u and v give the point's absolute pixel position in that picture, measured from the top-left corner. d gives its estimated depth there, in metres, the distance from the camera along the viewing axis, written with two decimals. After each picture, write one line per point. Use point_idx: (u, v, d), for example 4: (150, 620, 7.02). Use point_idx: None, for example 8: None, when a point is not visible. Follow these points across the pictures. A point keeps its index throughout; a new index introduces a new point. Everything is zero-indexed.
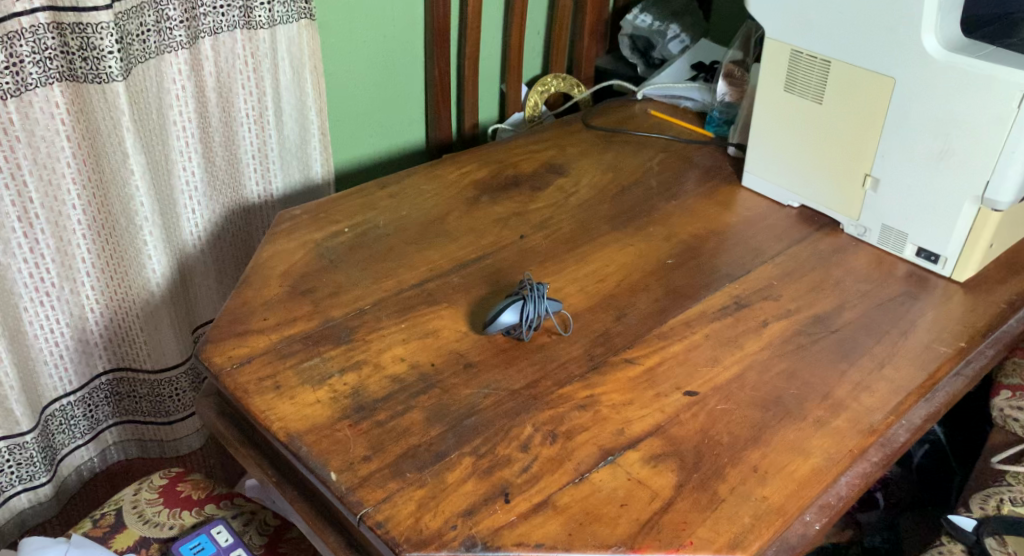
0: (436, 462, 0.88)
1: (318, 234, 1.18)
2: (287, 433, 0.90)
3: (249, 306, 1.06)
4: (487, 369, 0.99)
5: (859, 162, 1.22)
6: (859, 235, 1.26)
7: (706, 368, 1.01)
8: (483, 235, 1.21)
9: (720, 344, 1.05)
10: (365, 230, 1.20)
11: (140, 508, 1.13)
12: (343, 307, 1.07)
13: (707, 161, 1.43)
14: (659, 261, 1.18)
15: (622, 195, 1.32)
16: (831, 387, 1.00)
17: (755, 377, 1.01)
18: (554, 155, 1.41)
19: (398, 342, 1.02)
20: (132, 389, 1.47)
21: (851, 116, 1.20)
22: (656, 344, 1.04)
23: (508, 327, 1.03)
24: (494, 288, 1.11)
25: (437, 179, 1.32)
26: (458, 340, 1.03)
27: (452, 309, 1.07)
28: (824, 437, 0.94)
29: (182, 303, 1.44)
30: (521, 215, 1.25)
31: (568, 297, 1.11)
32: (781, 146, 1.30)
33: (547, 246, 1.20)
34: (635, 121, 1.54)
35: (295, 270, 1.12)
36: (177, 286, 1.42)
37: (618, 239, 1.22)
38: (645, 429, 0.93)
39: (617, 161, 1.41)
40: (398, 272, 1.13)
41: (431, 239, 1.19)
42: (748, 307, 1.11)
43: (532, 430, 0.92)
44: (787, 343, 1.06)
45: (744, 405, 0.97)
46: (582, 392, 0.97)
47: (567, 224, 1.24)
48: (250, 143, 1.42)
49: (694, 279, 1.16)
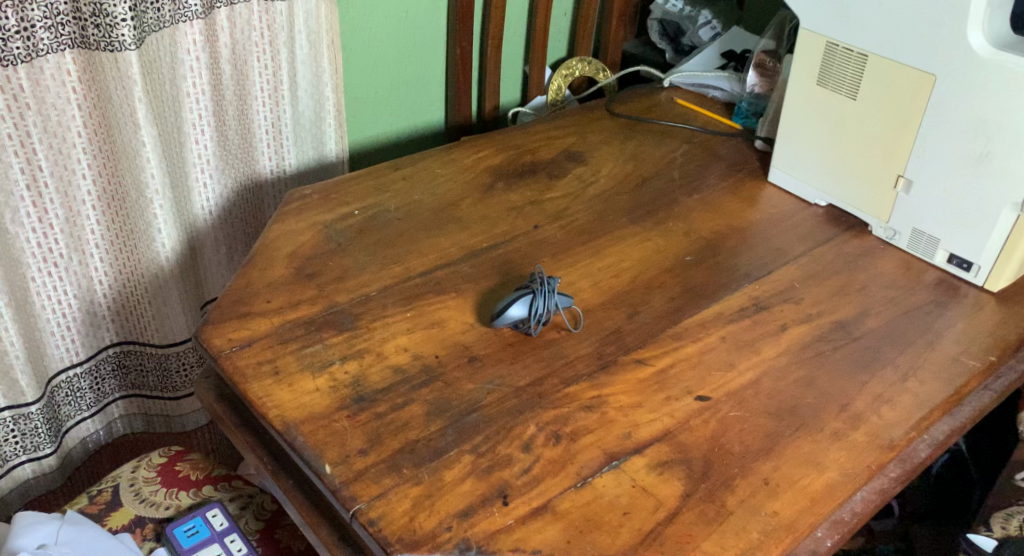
0: (435, 459, 0.85)
1: (328, 215, 1.16)
2: (284, 422, 0.87)
3: (253, 287, 1.03)
4: (492, 364, 0.96)
5: (892, 162, 1.17)
6: (888, 238, 1.21)
7: (719, 374, 0.98)
8: (496, 223, 1.17)
9: (735, 348, 1.02)
10: (376, 213, 1.17)
11: (137, 486, 1.11)
12: (347, 292, 1.04)
13: (732, 155, 1.38)
14: (677, 258, 1.15)
15: (642, 186, 1.28)
16: (850, 398, 0.96)
17: (771, 384, 0.97)
18: (574, 143, 1.37)
19: (403, 331, 0.99)
20: (139, 362, 1.45)
21: (886, 114, 1.15)
22: (669, 345, 1.01)
23: (516, 320, 1.00)
24: (504, 279, 1.08)
25: (453, 163, 1.28)
26: (464, 332, 1.00)
27: (459, 299, 1.04)
28: (841, 450, 0.90)
29: (191, 277, 1.42)
30: (537, 204, 1.22)
31: (580, 291, 1.08)
32: (811, 143, 1.25)
33: (562, 237, 1.16)
34: (661, 110, 1.49)
35: (301, 252, 1.09)
36: (186, 258, 1.40)
37: (635, 232, 1.19)
38: (653, 434, 0.90)
39: (639, 151, 1.36)
40: (407, 259, 1.10)
41: (443, 225, 1.16)
42: (766, 312, 1.08)
43: (535, 429, 0.89)
44: (806, 351, 1.02)
45: (758, 413, 0.93)
46: (589, 392, 0.94)
47: (583, 215, 1.20)
48: (264, 117, 1.39)
49: (711, 279, 1.12)
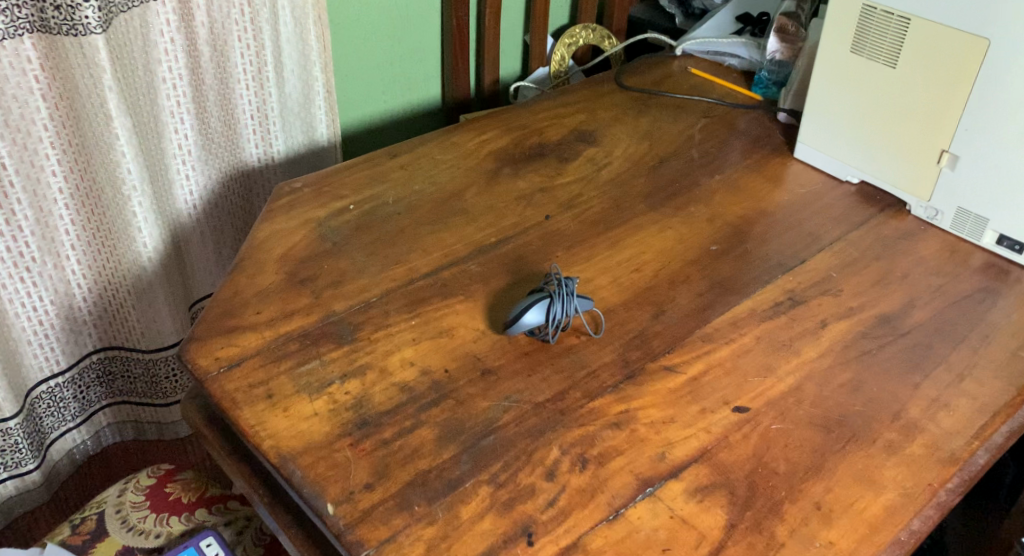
0: (451, 492, 0.76)
1: (321, 210, 1.06)
2: (279, 453, 0.78)
3: (241, 296, 0.93)
4: (508, 377, 0.87)
5: (935, 137, 1.07)
6: (929, 219, 1.12)
7: (757, 380, 0.90)
8: (504, 215, 1.07)
9: (773, 350, 0.93)
10: (373, 207, 1.07)
11: (124, 512, 1.01)
12: (345, 299, 0.94)
13: (754, 129, 1.28)
14: (702, 248, 1.06)
15: (661, 167, 1.18)
16: (902, 405, 0.88)
17: (814, 390, 0.89)
18: (584, 121, 1.26)
19: (408, 343, 0.90)
20: (126, 369, 1.36)
21: (930, 84, 1.05)
22: (700, 348, 0.92)
23: (532, 328, 0.90)
24: (517, 278, 0.98)
25: (455, 148, 1.18)
26: (475, 341, 0.91)
27: (468, 303, 0.95)
28: (897, 467, 0.82)
29: (177, 277, 1.31)
30: (547, 191, 1.12)
31: (600, 290, 0.98)
32: (844, 116, 1.15)
33: (577, 228, 1.06)
34: (675, 80, 1.39)
35: (293, 254, 0.99)
36: (170, 257, 1.29)
37: (657, 220, 1.09)
38: (689, 454, 0.81)
39: (655, 127, 1.26)
40: (409, 258, 1.00)
41: (448, 219, 1.06)
42: (804, 307, 0.99)
43: (559, 453, 0.80)
44: (850, 350, 0.94)
45: (804, 426, 0.85)
46: (616, 407, 0.85)
47: (599, 203, 1.11)
48: (248, 101, 1.28)
49: (741, 270, 1.03)
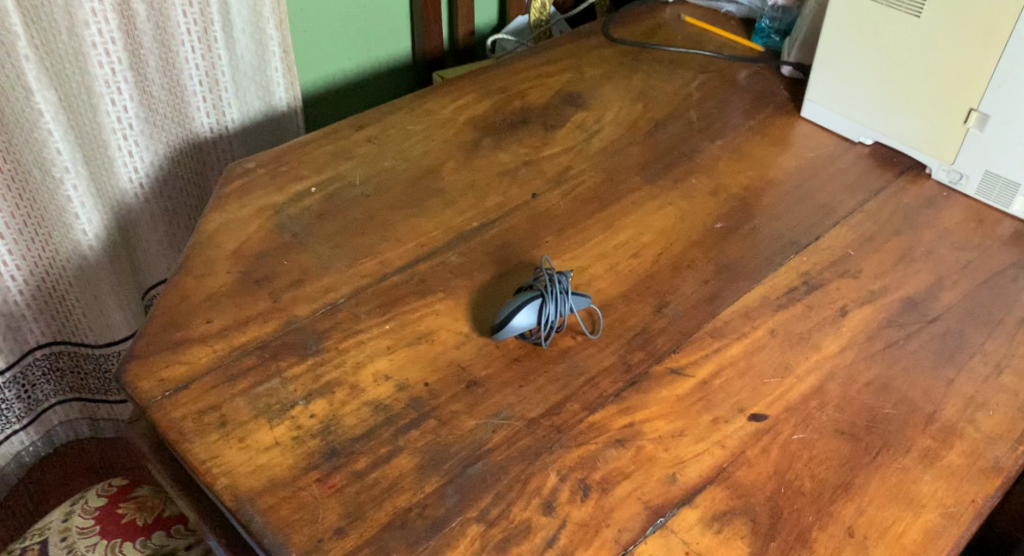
0: (435, 535, 0.66)
1: (278, 195, 0.94)
2: (234, 495, 0.68)
3: (189, 303, 0.82)
4: (497, 390, 0.77)
5: (963, 93, 0.96)
6: (952, 183, 1.01)
7: (775, 382, 0.80)
8: (485, 195, 0.96)
9: (790, 345, 0.83)
10: (338, 189, 0.95)
11: (71, 541, 0.89)
12: (308, 302, 0.83)
13: (757, 84, 1.16)
14: (706, 226, 0.95)
15: (657, 133, 1.06)
16: (936, 405, 0.79)
17: (838, 391, 0.80)
18: (570, 81, 1.14)
19: (382, 352, 0.80)
20: (76, 364, 1.25)
21: (959, 34, 0.94)
22: (709, 345, 0.83)
23: (522, 331, 0.80)
24: (503, 269, 0.88)
25: (428, 117, 1.06)
26: (458, 347, 0.81)
27: (449, 301, 0.85)
28: (936, 481, 0.73)
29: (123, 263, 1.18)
30: (533, 165, 1.00)
31: (595, 280, 0.88)
32: (861, 70, 1.04)
33: (567, 207, 0.95)
34: (668, 31, 1.26)
35: (247, 250, 0.88)
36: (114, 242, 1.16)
37: (655, 195, 0.98)
38: (704, 474, 0.72)
39: (648, 86, 1.14)
40: (381, 250, 0.89)
41: (423, 201, 0.95)
42: (821, 293, 0.89)
43: (557, 480, 0.71)
44: (875, 341, 0.84)
45: (829, 435, 0.76)
46: (619, 420, 0.76)
47: (590, 177, 0.99)
48: (195, 65, 1.13)
49: (751, 251, 0.93)
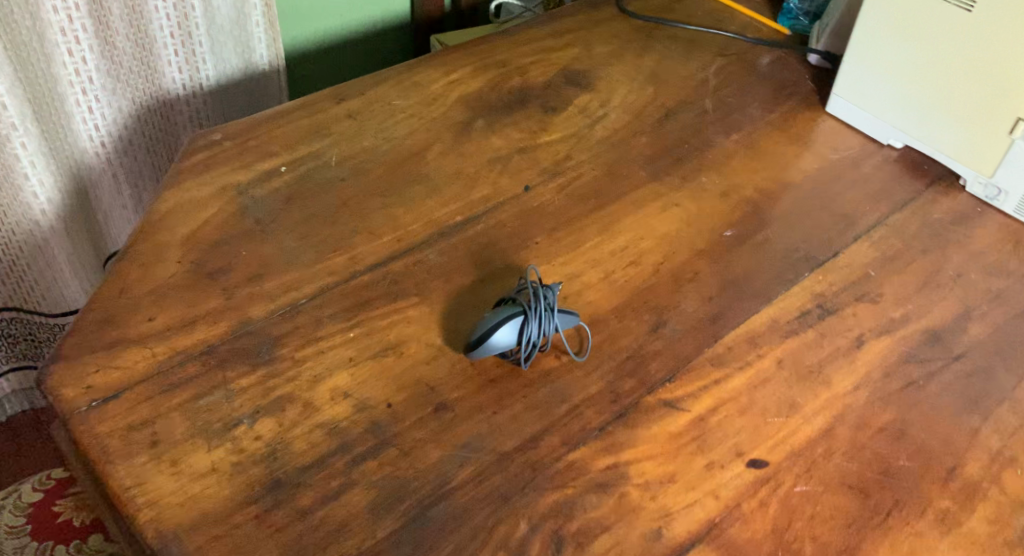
0: None
1: (242, 173, 0.84)
2: (158, 531, 0.60)
3: (130, 295, 0.73)
4: (467, 417, 0.69)
5: (1012, 101, 0.86)
6: (987, 198, 0.92)
7: (778, 422, 0.72)
8: (473, 184, 0.87)
9: (798, 380, 0.75)
10: (309, 168, 0.85)
11: None
12: (265, 301, 0.74)
13: (781, 72, 1.06)
14: (715, 232, 0.85)
15: (667, 121, 0.96)
16: (957, 459, 0.71)
17: (848, 436, 0.72)
18: (576, 58, 1.04)
19: (343, 365, 0.71)
20: (30, 332, 1.17)
21: (1014, 35, 0.84)
22: (710, 375, 0.74)
23: (501, 350, 0.71)
24: (485, 273, 0.79)
25: (416, 90, 0.96)
26: (429, 363, 0.72)
27: (423, 308, 0.76)
28: (952, 551, 0.65)
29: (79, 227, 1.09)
30: (528, 153, 0.91)
31: (587, 291, 0.79)
32: (899, 65, 0.94)
33: (562, 203, 0.86)
34: (687, 5, 1.15)
35: (202, 235, 0.78)
36: (70, 204, 1.07)
37: (660, 193, 0.88)
38: (693, 530, 0.65)
39: (661, 68, 1.04)
40: (351, 243, 0.80)
41: (402, 188, 0.85)
42: (836, 319, 0.80)
43: (527, 530, 0.63)
44: (894, 379, 0.76)
45: (835, 489, 0.68)
46: (602, 460, 0.68)
47: (590, 169, 0.90)
48: (164, 14, 1.01)
49: (761, 264, 0.83)
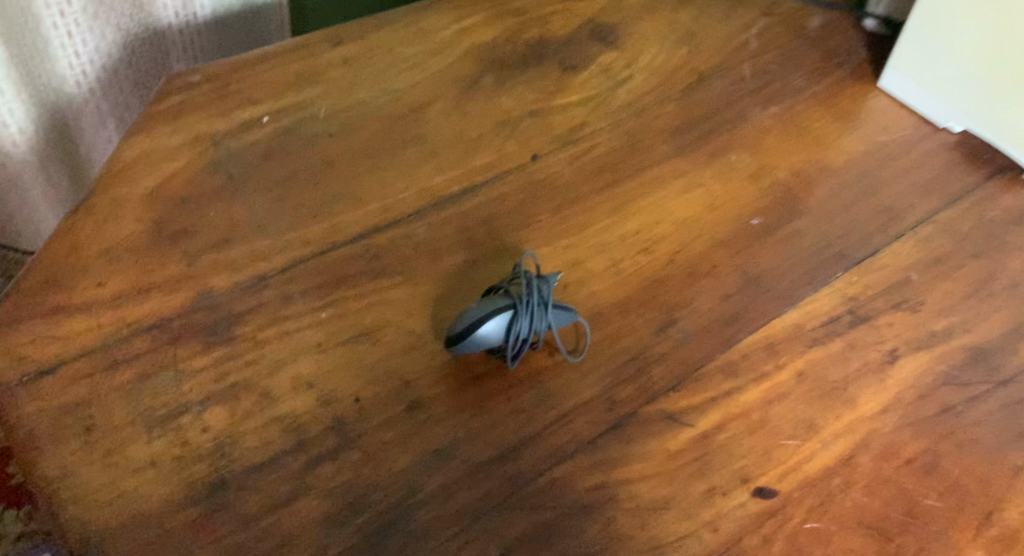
0: None
1: (219, 122, 0.76)
2: (81, 533, 0.55)
3: (80, 256, 0.66)
4: (441, 419, 0.62)
5: None
6: None
7: (792, 446, 0.64)
8: (474, 150, 0.78)
9: (820, 397, 0.66)
10: (294, 122, 0.77)
11: None
12: (229, 271, 0.67)
13: (830, 38, 0.94)
14: (740, 220, 0.76)
15: (699, 88, 0.86)
16: (994, 503, 0.63)
17: (871, 467, 0.64)
18: (604, 7, 0.93)
19: (309, 350, 0.64)
20: None
21: None
22: (720, 385, 0.66)
23: (486, 347, 0.63)
24: (479, 255, 0.71)
25: (422, 36, 0.86)
26: (405, 353, 0.65)
27: (405, 289, 0.68)
28: None
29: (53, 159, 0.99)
30: (539, 116, 0.81)
31: (591, 280, 0.71)
32: (969, 37, 0.82)
33: (572, 177, 0.77)
34: None
35: (167, 191, 0.71)
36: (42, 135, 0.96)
37: (683, 171, 0.79)
38: None
39: (698, 25, 0.93)
40: (332, 210, 0.72)
41: (395, 150, 0.77)
42: (868, 328, 0.71)
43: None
44: (930, 403, 0.67)
45: (850, 529, 0.61)
46: (589, 479, 0.61)
47: (607, 139, 0.80)
48: None
49: (789, 261, 0.74)
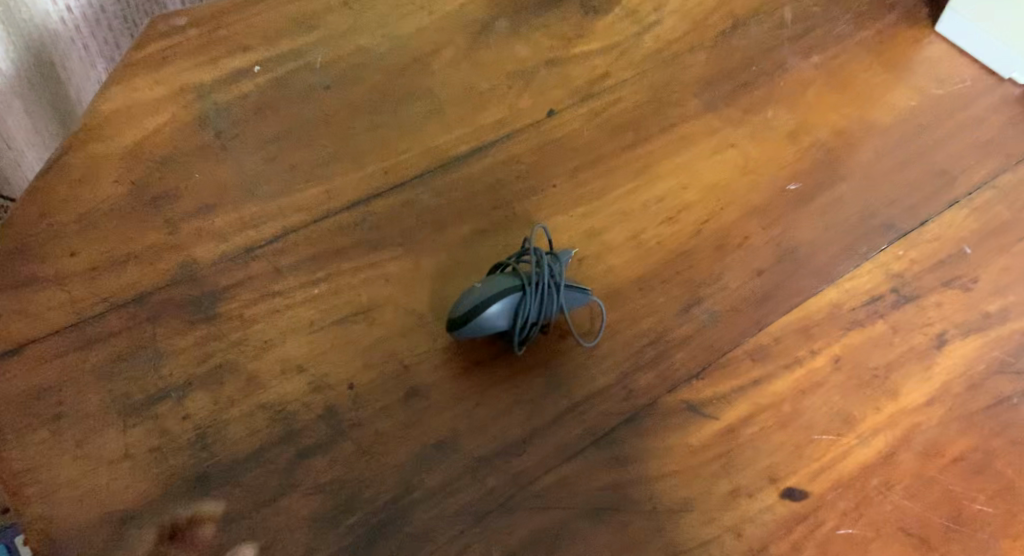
0: None
1: (205, 72, 0.70)
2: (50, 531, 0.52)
3: (53, 223, 0.61)
4: (441, 408, 0.57)
5: None
6: None
7: (826, 442, 0.58)
8: (484, 104, 0.71)
9: (859, 387, 0.60)
10: (287, 72, 0.70)
11: None
12: (214, 240, 0.62)
13: None
14: (776, 186, 0.69)
15: (735, 34, 0.78)
16: None
17: (913, 465, 0.58)
18: None
19: (300, 330, 0.59)
20: None
21: None
22: (749, 373, 0.60)
23: (491, 332, 0.57)
24: (487, 225, 0.64)
25: None
26: (404, 335, 0.59)
27: (405, 262, 0.62)
28: None
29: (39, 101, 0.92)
30: (557, 66, 0.74)
31: (609, 253, 0.64)
32: None
33: (591, 136, 0.70)
34: None
35: (148, 150, 0.65)
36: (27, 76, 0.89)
37: (715, 129, 0.72)
38: None
39: None
40: (327, 174, 0.66)
41: (397, 105, 0.70)
42: (915, 309, 0.64)
43: None
44: (982, 395, 0.61)
45: (887, 535, 0.56)
46: (601, 478, 0.56)
47: (631, 93, 0.73)
48: None
49: (829, 233, 0.67)
